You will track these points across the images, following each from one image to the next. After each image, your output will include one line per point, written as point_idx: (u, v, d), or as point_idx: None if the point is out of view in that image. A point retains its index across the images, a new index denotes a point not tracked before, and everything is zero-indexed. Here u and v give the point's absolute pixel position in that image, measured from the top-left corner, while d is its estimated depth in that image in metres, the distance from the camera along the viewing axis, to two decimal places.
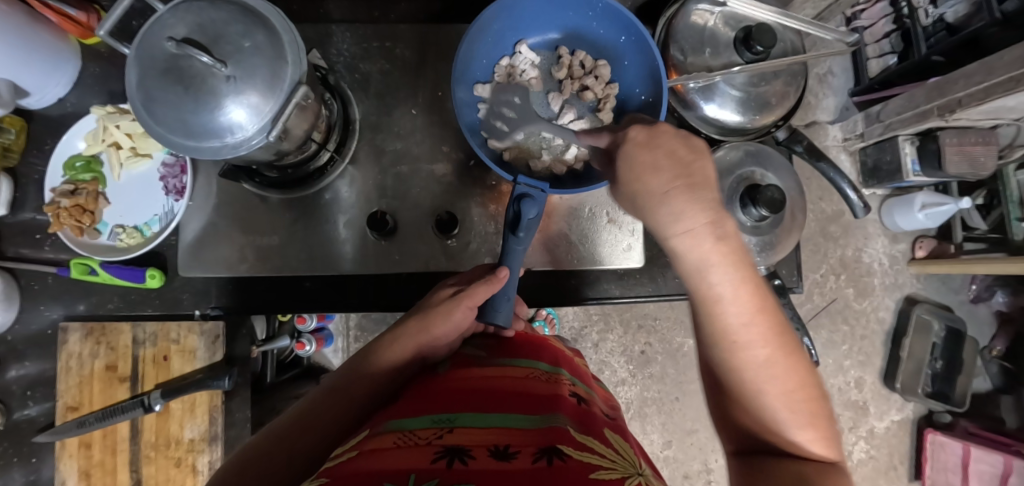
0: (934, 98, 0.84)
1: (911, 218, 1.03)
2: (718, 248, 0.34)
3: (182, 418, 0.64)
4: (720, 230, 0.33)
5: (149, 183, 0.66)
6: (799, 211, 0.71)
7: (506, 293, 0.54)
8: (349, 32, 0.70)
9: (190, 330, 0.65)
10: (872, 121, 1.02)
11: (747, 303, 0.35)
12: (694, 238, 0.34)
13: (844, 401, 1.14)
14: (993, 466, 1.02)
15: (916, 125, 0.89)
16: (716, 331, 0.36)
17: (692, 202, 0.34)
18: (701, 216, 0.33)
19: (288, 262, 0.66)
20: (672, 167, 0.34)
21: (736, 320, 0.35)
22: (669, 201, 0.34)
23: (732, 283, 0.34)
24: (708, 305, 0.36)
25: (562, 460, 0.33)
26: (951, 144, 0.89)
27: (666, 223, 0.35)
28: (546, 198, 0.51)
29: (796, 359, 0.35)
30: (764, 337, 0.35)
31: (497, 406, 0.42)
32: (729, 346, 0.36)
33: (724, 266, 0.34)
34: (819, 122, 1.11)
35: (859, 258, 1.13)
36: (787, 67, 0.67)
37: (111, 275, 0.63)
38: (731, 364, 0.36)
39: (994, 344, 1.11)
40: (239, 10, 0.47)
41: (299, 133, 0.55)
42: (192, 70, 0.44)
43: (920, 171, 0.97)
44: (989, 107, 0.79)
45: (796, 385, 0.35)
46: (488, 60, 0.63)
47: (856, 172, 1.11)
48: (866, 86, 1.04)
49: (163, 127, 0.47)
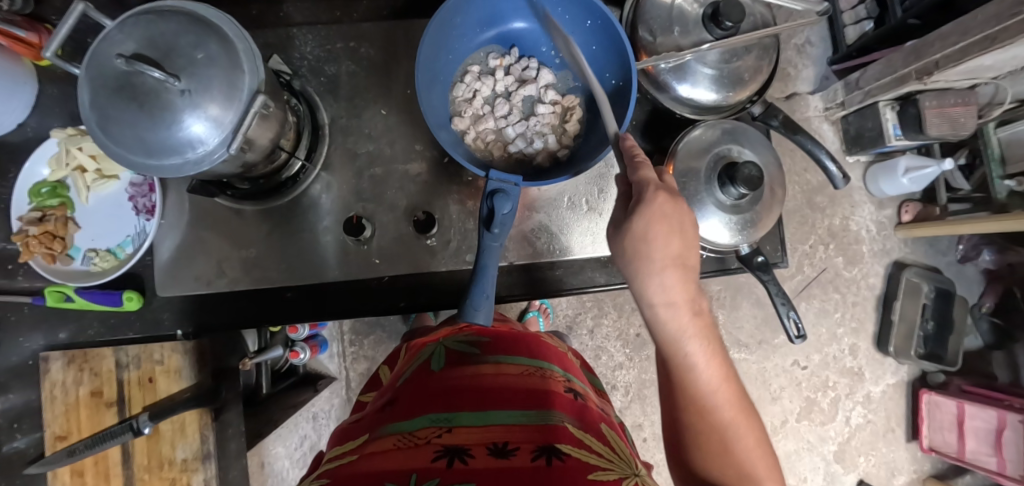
0: (912, 62, 0.85)
1: (896, 182, 1.05)
2: (693, 321, 0.45)
3: (174, 438, 0.64)
4: (695, 308, 0.45)
5: (118, 204, 0.65)
6: (778, 185, 0.68)
7: (482, 292, 0.51)
8: (311, 33, 0.67)
9: (173, 350, 0.64)
10: (851, 89, 1.02)
11: (716, 370, 0.44)
12: (675, 309, 0.45)
13: (840, 368, 1.16)
14: (986, 422, 1.03)
15: (895, 90, 0.89)
16: (692, 394, 0.44)
17: (678, 279, 0.46)
18: (683, 293, 0.45)
19: (267, 273, 0.65)
20: (674, 246, 0.45)
21: (708, 383, 0.44)
22: (664, 273, 0.45)
23: (703, 355, 0.45)
24: (684, 366, 0.45)
25: (560, 459, 0.37)
26: (931, 106, 0.89)
27: (656, 291, 0.45)
28: (519, 192, 0.49)
29: (753, 424, 0.44)
30: (730, 402, 0.44)
31: (500, 403, 0.45)
32: (701, 406, 0.44)
33: (695, 339, 0.45)
34: (799, 93, 1.11)
35: (847, 226, 1.15)
36: (758, 41, 0.65)
37: (87, 300, 0.62)
38: (707, 428, 0.43)
39: (983, 301, 1.12)
40: (188, 20, 0.46)
41: (265, 143, 0.54)
42: (144, 85, 0.44)
43: (901, 135, 0.97)
44: (967, 68, 0.79)
45: (755, 445, 0.42)
46: (453, 55, 0.60)
47: (839, 141, 1.12)
48: (844, 54, 1.05)
49: (124, 148, 0.46)
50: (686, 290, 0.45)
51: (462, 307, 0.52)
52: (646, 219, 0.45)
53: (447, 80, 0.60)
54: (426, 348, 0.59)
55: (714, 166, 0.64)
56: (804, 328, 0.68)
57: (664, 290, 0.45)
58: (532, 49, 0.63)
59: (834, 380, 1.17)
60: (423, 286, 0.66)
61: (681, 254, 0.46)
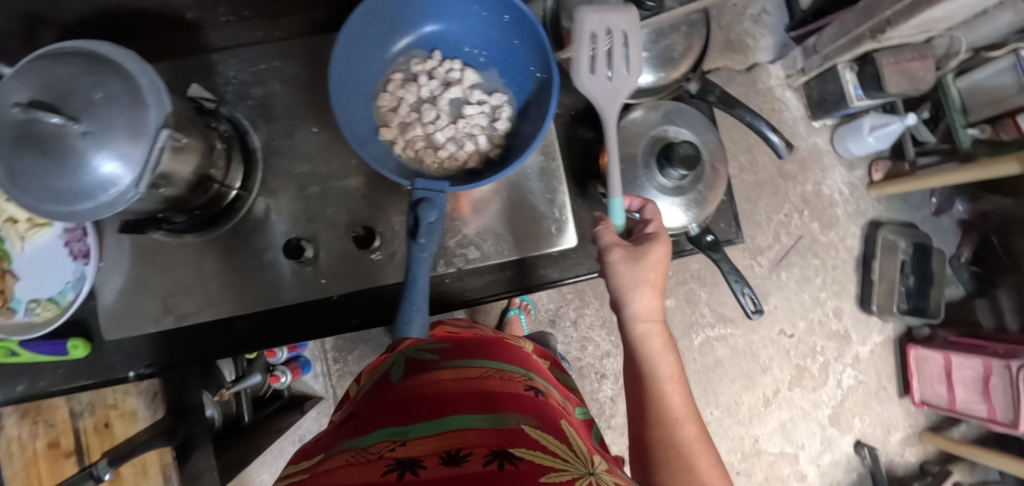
0: (864, 21, 0.86)
1: (863, 142, 1.05)
2: (664, 345, 0.52)
3: (136, 479, 0.66)
4: (662, 334, 0.53)
5: (55, 251, 0.63)
6: (721, 161, 0.68)
7: (413, 304, 0.51)
8: (234, 58, 0.67)
9: (127, 392, 0.69)
10: (810, 54, 1.03)
11: (680, 390, 0.50)
12: (648, 331, 0.52)
13: (826, 332, 1.16)
14: (974, 370, 1.00)
15: (852, 51, 0.90)
16: (663, 406, 0.49)
17: (652, 306, 0.52)
18: (654, 320, 0.53)
19: (212, 305, 0.64)
20: (656, 280, 0.52)
21: (676, 399, 0.49)
22: (644, 299, 0.52)
23: (673, 375, 0.51)
24: (659, 380, 0.50)
25: (513, 464, 0.32)
26: (889, 63, 0.89)
27: (635, 310, 0.52)
28: (445, 198, 0.49)
29: (710, 447, 0.48)
30: (692, 417, 0.49)
31: (456, 408, 0.41)
32: (671, 419, 0.48)
33: (669, 361, 0.51)
34: (760, 63, 1.11)
35: (820, 191, 1.15)
36: (685, 17, 0.65)
37: (34, 353, 0.60)
38: (672, 439, 0.47)
39: (961, 252, 1.13)
40: (85, 60, 0.45)
41: (186, 176, 0.53)
42: (43, 130, 0.42)
43: (863, 95, 0.98)
44: (917, 22, 0.80)
45: (714, 461, 0.46)
46: (373, 65, 0.59)
47: (803, 107, 1.12)
48: (800, 19, 1.06)
49: (35, 198, 0.45)
50: (659, 318, 0.53)
51: (395, 326, 0.52)
52: (647, 251, 0.52)
53: (369, 91, 0.59)
54: (386, 360, 0.56)
55: (651, 149, 0.64)
56: (761, 302, 0.68)
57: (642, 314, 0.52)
58: (455, 51, 0.63)
59: (822, 345, 1.17)
60: (375, 301, 0.66)
61: (660, 287, 0.53)
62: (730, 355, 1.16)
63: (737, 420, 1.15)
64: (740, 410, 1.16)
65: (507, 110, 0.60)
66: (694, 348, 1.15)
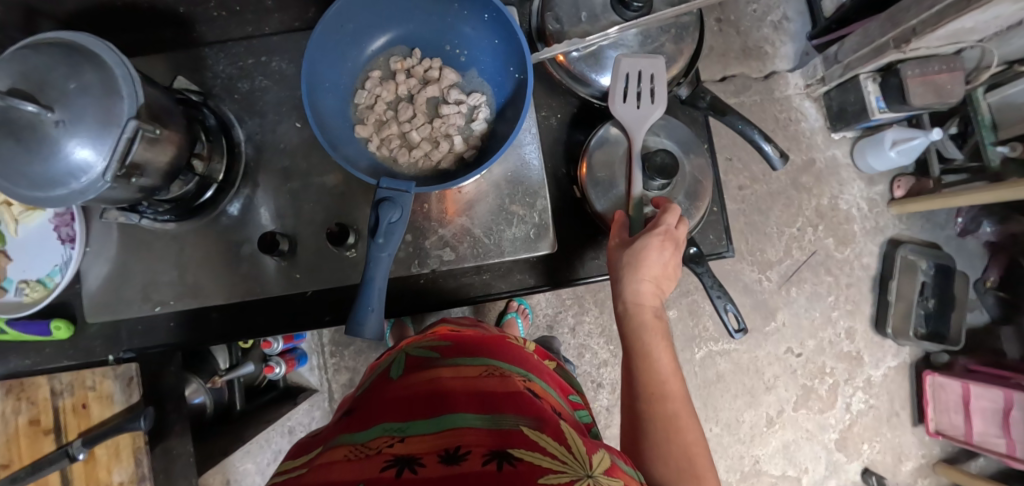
0: (889, 29, 0.81)
1: (883, 156, 1.00)
2: (656, 321, 0.53)
3: (110, 463, 0.65)
4: (657, 312, 0.53)
5: (44, 234, 0.65)
6: (709, 172, 0.65)
7: (368, 305, 0.50)
8: (223, 52, 0.68)
9: (104, 375, 0.65)
10: (831, 63, 0.98)
11: (669, 363, 0.50)
12: (641, 306, 0.53)
13: (836, 353, 1.10)
14: (994, 401, 0.94)
15: (875, 61, 0.85)
16: (652, 378, 0.49)
17: (649, 288, 0.53)
18: (650, 297, 0.53)
19: (190, 293, 0.65)
20: (658, 268, 0.53)
21: (665, 370, 0.49)
22: (640, 279, 0.53)
23: (662, 349, 0.51)
24: (649, 352, 0.51)
25: (511, 464, 0.31)
26: (913, 76, 0.84)
27: (635, 287, 0.53)
28: (409, 199, 0.48)
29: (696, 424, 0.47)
30: (679, 391, 0.48)
31: (455, 407, 0.40)
32: (659, 392, 0.48)
33: (659, 337, 0.52)
34: (778, 71, 1.08)
35: (836, 206, 1.09)
36: (675, 20, 0.63)
37: (18, 331, 0.63)
38: (661, 411, 0.47)
39: (986, 275, 1.05)
40: (64, 50, 0.46)
41: (162, 165, 0.53)
42: (19, 119, 0.43)
43: (885, 107, 0.92)
44: (947, 32, 0.75)
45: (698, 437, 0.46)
46: (352, 63, 0.59)
47: (823, 118, 1.08)
48: (823, 27, 1.02)
49: (13, 183, 0.46)
50: (655, 297, 0.53)
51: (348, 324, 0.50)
52: (644, 241, 0.53)
53: (347, 89, 0.59)
54: (389, 358, 0.56)
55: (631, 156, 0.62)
56: (745, 321, 0.66)
57: (639, 292, 0.53)
58: (435, 48, 0.62)
59: (831, 366, 1.11)
60: (348, 298, 0.66)
61: (660, 273, 0.53)
62: (733, 370, 1.11)
63: (737, 437, 1.11)
64: (741, 427, 1.11)
65: (485, 111, 0.59)
66: (695, 361, 1.11)
